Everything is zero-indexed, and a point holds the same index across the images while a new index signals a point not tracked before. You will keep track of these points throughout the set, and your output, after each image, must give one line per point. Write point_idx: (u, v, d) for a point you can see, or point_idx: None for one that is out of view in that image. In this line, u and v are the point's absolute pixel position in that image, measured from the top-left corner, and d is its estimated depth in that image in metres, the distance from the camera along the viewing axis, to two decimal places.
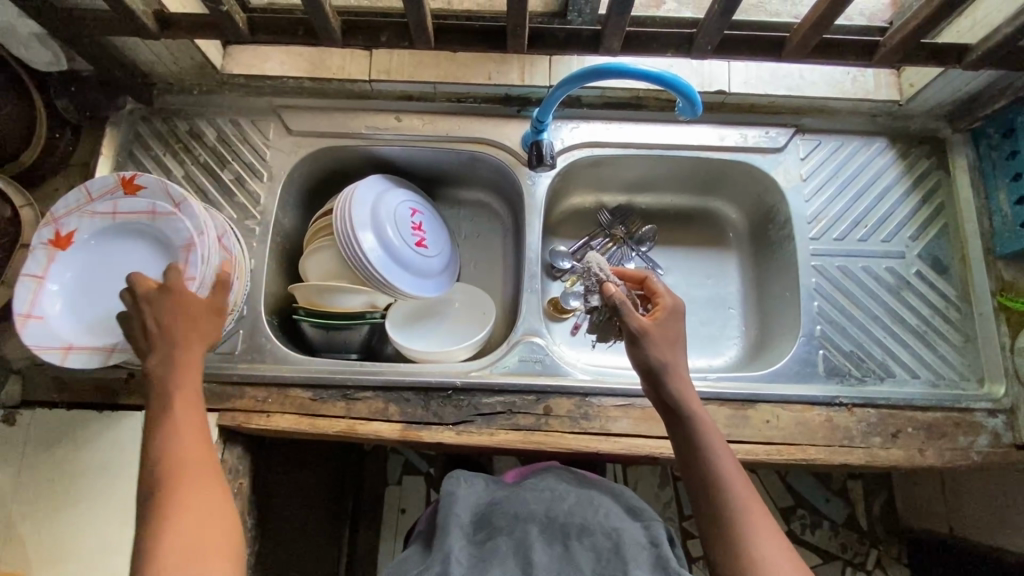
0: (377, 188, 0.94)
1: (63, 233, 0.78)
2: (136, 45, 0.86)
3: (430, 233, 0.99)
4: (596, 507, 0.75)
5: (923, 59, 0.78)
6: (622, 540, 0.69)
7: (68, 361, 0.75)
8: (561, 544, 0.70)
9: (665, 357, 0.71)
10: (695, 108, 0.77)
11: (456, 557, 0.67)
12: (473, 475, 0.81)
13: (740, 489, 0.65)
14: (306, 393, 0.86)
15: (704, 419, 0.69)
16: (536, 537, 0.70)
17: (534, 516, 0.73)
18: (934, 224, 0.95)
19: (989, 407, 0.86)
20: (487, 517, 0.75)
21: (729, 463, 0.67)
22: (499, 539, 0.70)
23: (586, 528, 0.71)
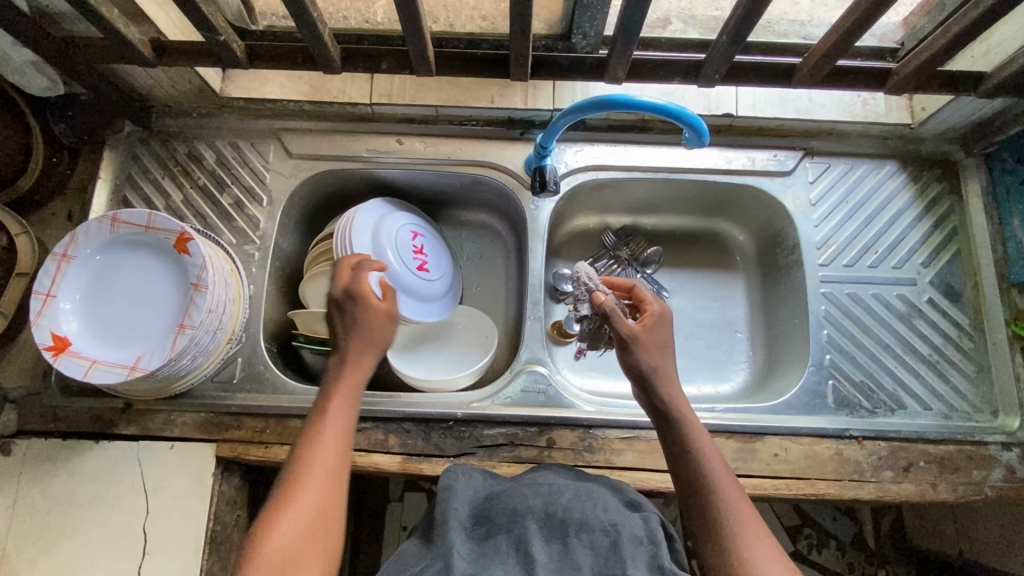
0: (379, 214, 0.93)
1: (54, 338, 0.76)
2: (133, 70, 0.85)
3: (433, 256, 0.97)
4: (595, 501, 0.66)
5: (936, 87, 0.75)
6: (621, 536, 0.61)
7: (149, 364, 0.76)
8: (560, 542, 0.61)
9: (657, 363, 0.71)
10: (701, 138, 0.75)
11: (458, 552, 0.59)
12: (473, 471, 0.76)
13: (729, 490, 0.63)
14: (305, 424, 0.84)
15: (694, 422, 0.68)
16: (535, 533, 0.61)
17: (533, 511, 0.64)
18: (946, 250, 0.93)
19: (1003, 440, 0.84)
20: (486, 511, 0.67)
21: (721, 468, 0.65)
22: (499, 537, 0.62)
23: (585, 524, 0.62)
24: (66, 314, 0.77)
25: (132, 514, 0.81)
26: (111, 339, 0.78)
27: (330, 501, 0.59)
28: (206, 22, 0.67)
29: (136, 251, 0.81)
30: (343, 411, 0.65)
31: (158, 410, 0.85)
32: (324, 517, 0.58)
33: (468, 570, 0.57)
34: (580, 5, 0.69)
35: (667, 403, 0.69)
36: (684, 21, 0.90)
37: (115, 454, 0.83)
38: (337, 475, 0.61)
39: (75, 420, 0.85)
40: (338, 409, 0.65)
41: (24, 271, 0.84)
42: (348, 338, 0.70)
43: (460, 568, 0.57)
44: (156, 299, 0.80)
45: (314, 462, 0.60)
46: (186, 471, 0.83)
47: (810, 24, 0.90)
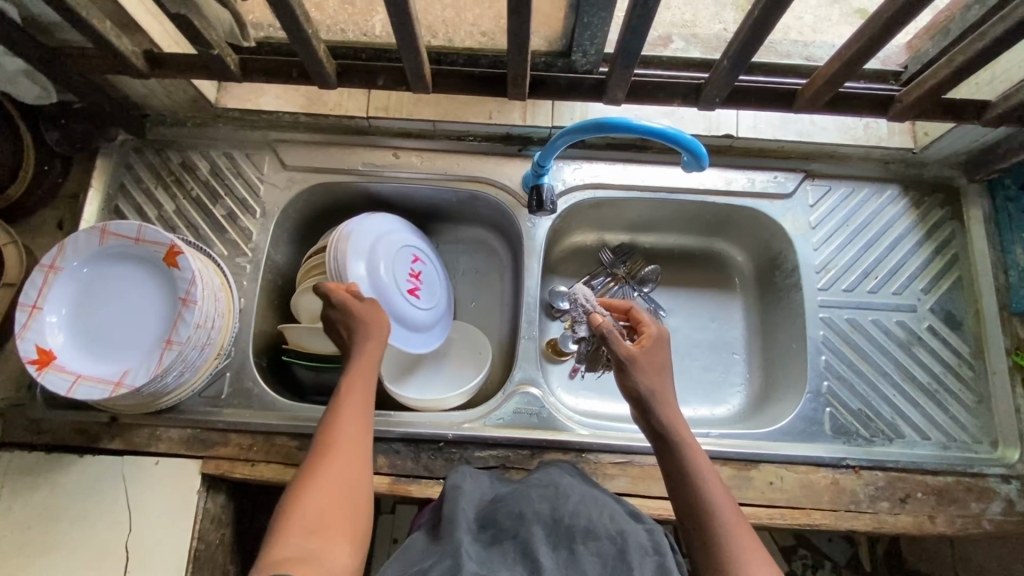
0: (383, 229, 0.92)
1: (38, 354, 0.74)
2: (128, 80, 0.84)
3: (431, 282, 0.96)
4: (601, 508, 0.65)
5: (940, 114, 0.74)
6: (629, 544, 0.60)
7: (134, 381, 0.75)
8: (567, 550, 0.60)
9: (655, 386, 0.70)
10: (700, 161, 0.73)
11: (467, 552, 0.59)
12: (479, 472, 0.75)
13: (727, 508, 0.62)
14: (293, 442, 0.83)
15: (693, 444, 0.67)
16: (541, 539, 0.61)
17: (539, 516, 0.63)
18: (947, 277, 0.91)
19: (1002, 472, 0.83)
20: (492, 513, 0.66)
21: (719, 487, 0.64)
22: (506, 542, 0.61)
23: (592, 531, 0.61)
24: (52, 327, 0.76)
25: (115, 531, 0.80)
26: (97, 354, 0.77)
27: (354, 469, 0.63)
28: (198, 36, 0.66)
29: (124, 263, 0.80)
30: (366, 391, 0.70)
31: (144, 424, 0.84)
32: (350, 484, 0.62)
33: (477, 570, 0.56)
34: (579, 24, 0.68)
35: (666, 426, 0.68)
36: (686, 40, 0.89)
37: (98, 468, 0.82)
38: (354, 463, 0.64)
39: (59, 433, 0.84)
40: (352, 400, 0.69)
41: (11, 281, 0.82)
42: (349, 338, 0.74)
43: (470, 565, 0.57)
44: (142, 313, 0.79)
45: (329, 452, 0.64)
46: (171, 488, 0.81)
47: (813, 45, 0.89)
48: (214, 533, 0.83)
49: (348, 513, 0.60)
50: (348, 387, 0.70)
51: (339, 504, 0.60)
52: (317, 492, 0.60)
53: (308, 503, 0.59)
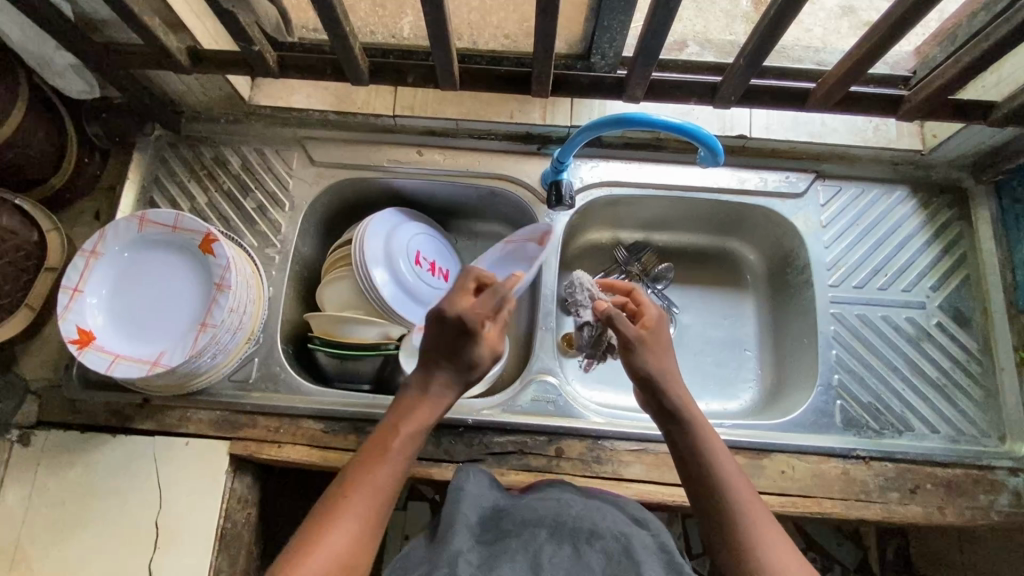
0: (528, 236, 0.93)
1: (78, 334, 0.78)
2: (168, 75, 0.88)
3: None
4: (603, 512, 0.69)
5: (949, 114, 0.77)
6: (632, 544, 0.65)
7: (169, 361, 0.78)
8: (571, 546, 0.65)
9: (663, 366, 0.72)
10: (717, 157, 0.76)
11: (466, 557, 0.62)
12: (485, 470, 0.77)
13: (741, 489, 0.66)
14: (318, 425, 0.86)
15: (701, 421, 0.70)
16: (546, 542, 0.64)
17: (543, 521, 0.67)
18: (955, 275, 0.94)
19: (1010, 465, 0.84)
20: (494, 521, 0.69)
21: (731, 465, 0.67)
22: (509, 541, 0.65)
23: (596, 531, 0.66)
24: (92, 309, 0.80)
25: (145, 508, 0.83)
26: (134, 335, 0.80)
27: (363, 535, 0.63)
28: (242, 32, 0.70)
29: (160, 250, 0.84)
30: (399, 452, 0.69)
31: (175, 406, 0.87)
32: (354, 550, 0.62)
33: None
34: (599, 27, 0.71)
35: (677, 405, 0.70)
36: (701, 45, 0.93)
37: (130, 448, 0.85)
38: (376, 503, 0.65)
39: (93, 414, 0.87)
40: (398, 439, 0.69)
41: (53, 266, 0.86)
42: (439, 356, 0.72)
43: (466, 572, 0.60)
44: (178, 298, 0.83)
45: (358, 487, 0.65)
46: (200, 468, 0.84)
47: (824, 50, 0.92)
48: (240, 513, 0.85)
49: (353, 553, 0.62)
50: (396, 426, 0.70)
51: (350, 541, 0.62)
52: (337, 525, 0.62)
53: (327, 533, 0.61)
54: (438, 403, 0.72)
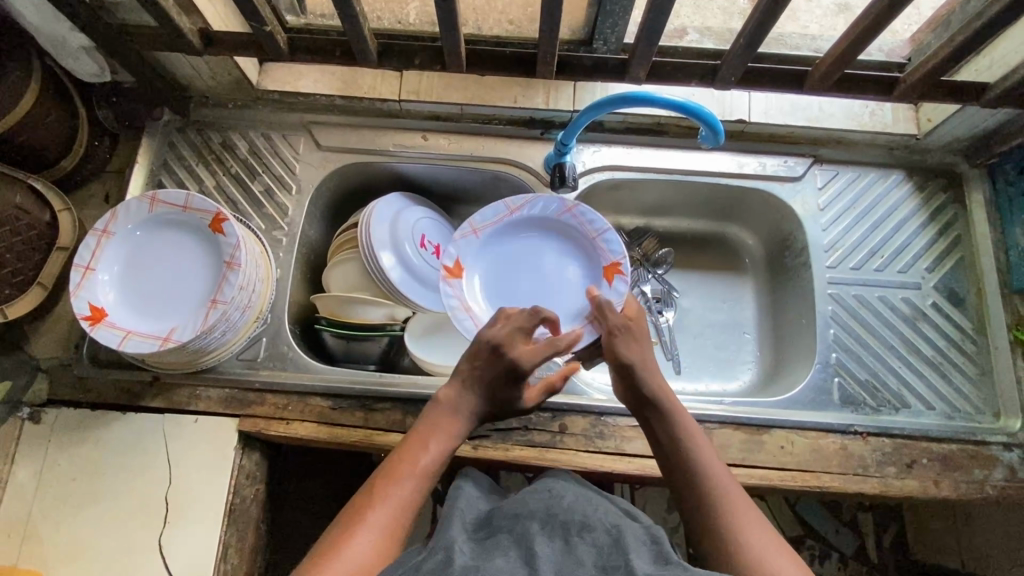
0: (591, 229, 0.91)
1: (91, 311, 0.79)
2: (178, 58, 0.89)
3: (508, 248, 0.93)
4: (597, 507, 0.67)
5: (943, 95, 0.79)
6: (624, 534, 0.61)
7: (180, 337, 0.79)
8: (562, 540, 0.60)
9: (639, 359, 0.77)
10: (717, 137, 0.78)
11: (459, 547, 0.59)
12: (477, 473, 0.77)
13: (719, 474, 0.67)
14: (326, 402, 0.88)
15: (677, 409, 0.73)
16: (538, 532, 0.61)
17: (534, 514, 0.64)
18: (950, 257, 0.96)
19: (1005, 440, 0.86)
20: (489, 517, 0.66)
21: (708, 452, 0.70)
22: (500, 536, 0.62)
23: (587, 525, 0.62)
24: (103, 286, 0.81)
25: (155, 484, 0.84)
26: (145, 312, 0.82)
27: (386, 542, 0.61)
28: (254, 12, 0.71)
29: (170, 230, 0.85)
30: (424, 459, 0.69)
31: (184, 384, 0.88)
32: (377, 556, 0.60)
33: (468, 563, 0.56)
34: (603, 12, 0.74)
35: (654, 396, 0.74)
36: (701, 33, 0.95)
37: (140, 425, 0.86)
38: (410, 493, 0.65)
39: (103, 392, 0.88)
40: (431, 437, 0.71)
41: (63, 246, 0.87)
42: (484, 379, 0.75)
43: (460, 558, 0.56)
44: (188, 276, 0.84)
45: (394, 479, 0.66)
46: (209, 444, 0.85)
47: (821, 38, 0.94)
48: (249, 489, 0.86)
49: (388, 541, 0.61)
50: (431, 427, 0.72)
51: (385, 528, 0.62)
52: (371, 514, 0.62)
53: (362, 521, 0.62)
54: (467, 424, 0.74)
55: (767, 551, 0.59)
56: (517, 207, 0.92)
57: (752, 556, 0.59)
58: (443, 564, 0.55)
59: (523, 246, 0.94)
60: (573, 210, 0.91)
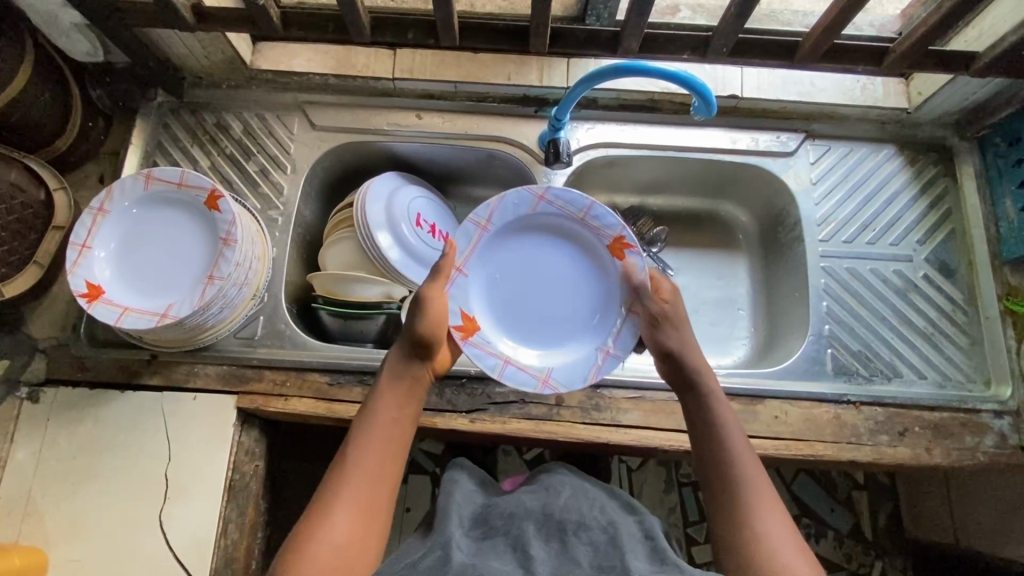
0: (575, 210, 0.84)
1: (87, 288, 0.79)
2: (172, 37, 0.90)
3: (499, 261, 0.85)
4: (592, 503, 0.72)
5: (931, 66, 0.80)
6: (619, 532, 0.67)
7: (177, 313, 0.80)
8: (559, 540, 0.66)
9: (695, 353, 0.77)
10: (710, 108, 0.78)
11: (456, 543, 0.65)
12: (471, 465, 0.83)
13: (740, 447, 0.70)
14: (324, 378, 0.88)
15: (719, 399, 0.74)
16: (533, 534, 0.67)
17: (530, 513, 0.70)
18: (941, 229, 0.97)
19: (995, 408, 0.87)
20: (485, 515, 0.72)
21: (738, 429, 0.72)
22: (497, 538, 0.67)
23: (583, 525, 0.68)
24: (100, 264, 0.81)
25: (154, 461, 0.84)
26: (142, 290, 0.82)
27: (366, 515, 0.63)
28: None
29: (165, 208, 0.85)
30: (385, 427, 0.70)
31: (181, 362, 0.89)
32: (359, 530, 0.62)
33: (466, 560, 0.61)
34: None
35: (698, 380, 0.76)
36: (692, 9, 0.95)
37: (138, 403, 0.86)
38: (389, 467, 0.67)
39: (100, 370, 0.88)
40: (389, 403, 0.72)
41: (59, 225, 0.87)
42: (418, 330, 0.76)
43: (458, 556, 0.62)
44: (184, 254, 0.84)
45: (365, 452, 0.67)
46: (208, 421, 0.86)
47: (811, 14, 0.95)
48: (248, 465, 0.86)
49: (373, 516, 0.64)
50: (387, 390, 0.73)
51: (369, 504, 0.64)
52: (352, 494, 0.64)
53: (344, 499, 0.63)
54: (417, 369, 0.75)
55: (782, 545, 0.62)
56: (485, 219, 0.83)
57: (765, 546, 0.62)
58: (442, 562, 0.61)
59: (515, 253, 0.86)
60: (546, 198, 0.83)
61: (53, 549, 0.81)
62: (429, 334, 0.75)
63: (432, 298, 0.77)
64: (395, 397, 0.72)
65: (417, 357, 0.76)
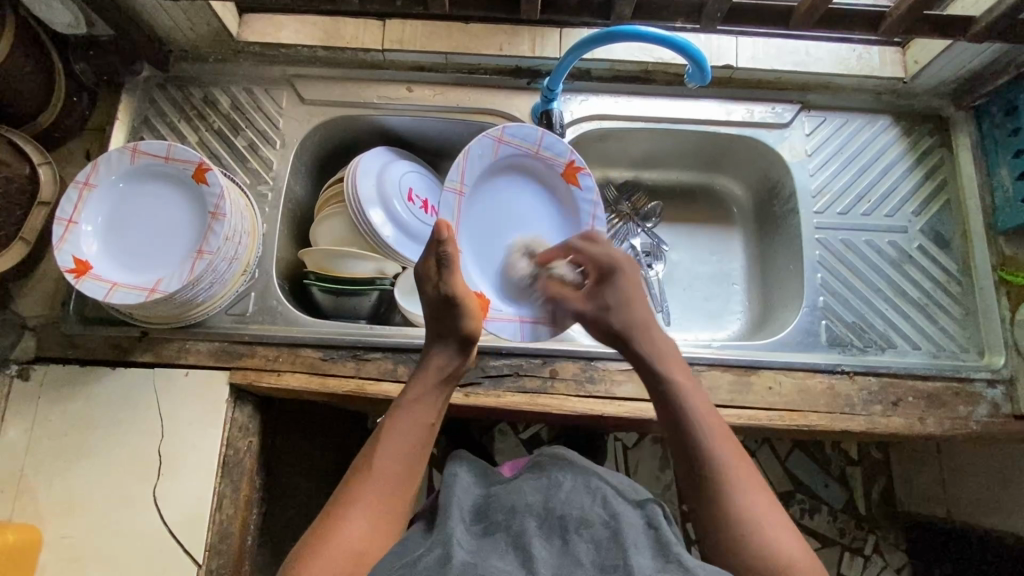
0: (530, 145, 0.88)
1: (75, 263, 0.78)
2: (156, 8, 0.87)
3: (478, 214, 0.89)
4: (594, 492, 0.64)
5: (927, 31, 0.79)
6: (622, 526, 0.59)
7: (168, 286, 0.79)
8: (561, 540, 0.58)
9: (628, 320, 0.78)
10: (704, 75, 0.78)
11: (458, 541, 0.57)
12: (472, 454, 0.72)
13: (706, 420, 0.69)
14: (317, 353, 0.88)
15: (688, 387, 0.72)
16: (534, 532, 0.59)
17: (531, 508, 0.61)
18: (936, 200, 0.96)
19: (988, 377, 0.87)
20: (488, 505, 0.64)
21: (701, 401, 0.70)
22: (498, 535, 0.59)
23: (585, 520, 0.60)
24: (88, 239, 0.80)
25: (148, 438, 0.84)
26: (132, 266, 0.81)
27: (381, 524, 0.62)
28: None
29: (152, 182, 0.84)
30: (410, 432, 0.69)
31: (173, 338, 0.88)
32: (375, 538, 0.61)
33: (468, 559, 0.55)
34: None
35: (644, 356, 0.75)
36: None
37: (129, 380, 0.86)
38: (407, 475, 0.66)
39: (90, 348, 0.87)
40: (413, 409, 0.70)
41: (45, 200, 0.87)
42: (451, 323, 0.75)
43: (460, 554, 0.55)
44: (172, 229, 0.83)
45: (383, 459, 0.66)
46: (200, 396, 0.85)
47: None
48: (242, 442, 0.86)
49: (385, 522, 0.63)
50: (412, 394, 0.72)
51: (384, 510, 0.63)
52: (368, 500, 0.63)
53: (359, 506, 0.62)
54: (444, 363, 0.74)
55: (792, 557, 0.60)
56: (459, 182, 0.85)
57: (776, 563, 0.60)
58: (442, 562, 0.54)
59: (488, 202, 0.90)
60: (502, 138, 0.86)
61: (47, 525, 0.80)
62: (473, 328, 0.75)
63: (462, 294, 0.74)
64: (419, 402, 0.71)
65: (459, 355, 0.75)
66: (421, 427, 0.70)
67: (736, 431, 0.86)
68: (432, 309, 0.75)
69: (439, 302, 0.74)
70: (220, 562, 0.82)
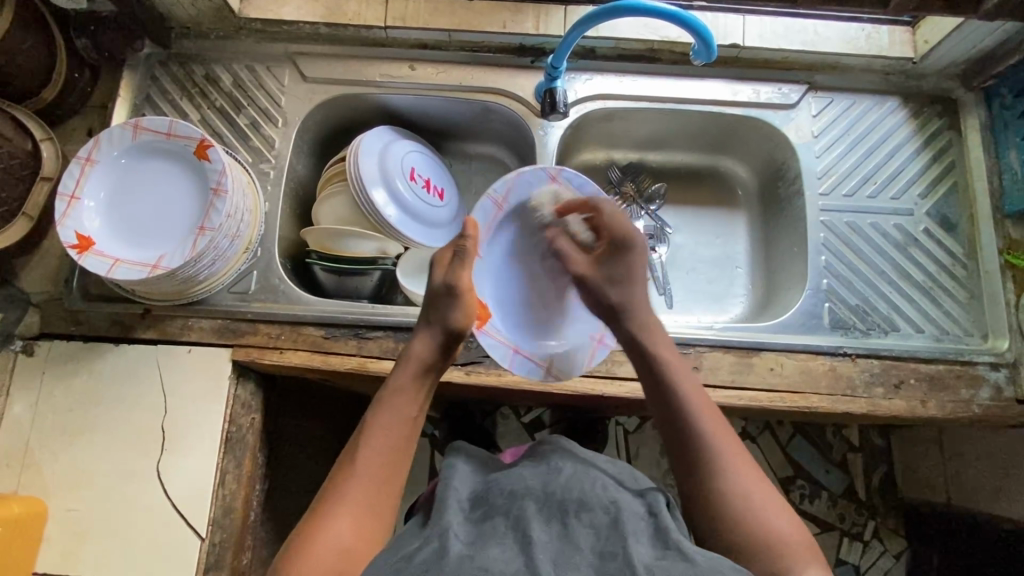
0: (582, 196, 0.85)
1: (78, 239, 0.79)
2: None
3: (512, 240, 0.86)
4: (593, 479, 0.64)
5: (938, 8, 0.78)
6: (622, 513, 0.59)
7: (166, 263, 0.79)
8: (560, 523, 0.58)
9: (627, 296, 0.78)
10: (710, 53, 0.77)
11: (454, 532, 0.57)
12: (470, 445, 0.73)
13: (697, 399, 0.69)
14: (318, 331, 0.88)
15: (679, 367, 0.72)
16: (534, 515, 0.58)
17: (531, 491, 0.61)
18: (944, 181, 0.95)
19: (991, 360, 0.87)
20: (486, 491, 0.64)
21: (691, 379, 0.71)
22: (496, 518, 0.59)
23: (584, 503, 0.60)
24: (90, 214, 0.81)
25: (151, 414, 0.84)
26: (133, 242, 0.81)
27: (368, 516, 0.61)
28: None
29: (154, 157, 0.84)
30: (394, 426, 0.67)
31: (176, 316, 0.88)
32: (364, 531, 0.60)
33: (464, 551, 0.54)
34: None
35: (637, 337, 0.75)
36: None
37: (133, 356, 0.86)
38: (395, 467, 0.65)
39: (94, 324, 0.88)
40: (397, 401, 0.69)
41: (48, 176, 0.87)
42: (449, 316, 0.74)
43: (455, 547, 0.55)
44: (173, 207, 0.83)
45: (368, 452, 0.65)
46: (203, 373, 0.85)
47: None
48: (245, 418, 0.87)
49: (376, 512, 0.62)
50: (395, 386, 0.70)
51: (372, 501, 0.62)
52: (355, 493, 0.62)
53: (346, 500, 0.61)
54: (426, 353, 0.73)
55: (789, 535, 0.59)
56: (502, 195, 0.82)
57: (772, 538, 0.58)
58: (437, 555, 0.54)
59: (522, 235, 0.86)
60: (559, 179, 0.83)
61: (53, 499, 0.81)
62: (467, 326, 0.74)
63: (467, 287, 0.75)
64: (404, 394, 0.70)
65: (446, 349, 0.74)
66: (406, 419, 0.68)
67: (737, 412, 0.86)
68: (427, 297, 0.76)
69: (438, 293, 0.75)
70: (224, 536, 0.83)
